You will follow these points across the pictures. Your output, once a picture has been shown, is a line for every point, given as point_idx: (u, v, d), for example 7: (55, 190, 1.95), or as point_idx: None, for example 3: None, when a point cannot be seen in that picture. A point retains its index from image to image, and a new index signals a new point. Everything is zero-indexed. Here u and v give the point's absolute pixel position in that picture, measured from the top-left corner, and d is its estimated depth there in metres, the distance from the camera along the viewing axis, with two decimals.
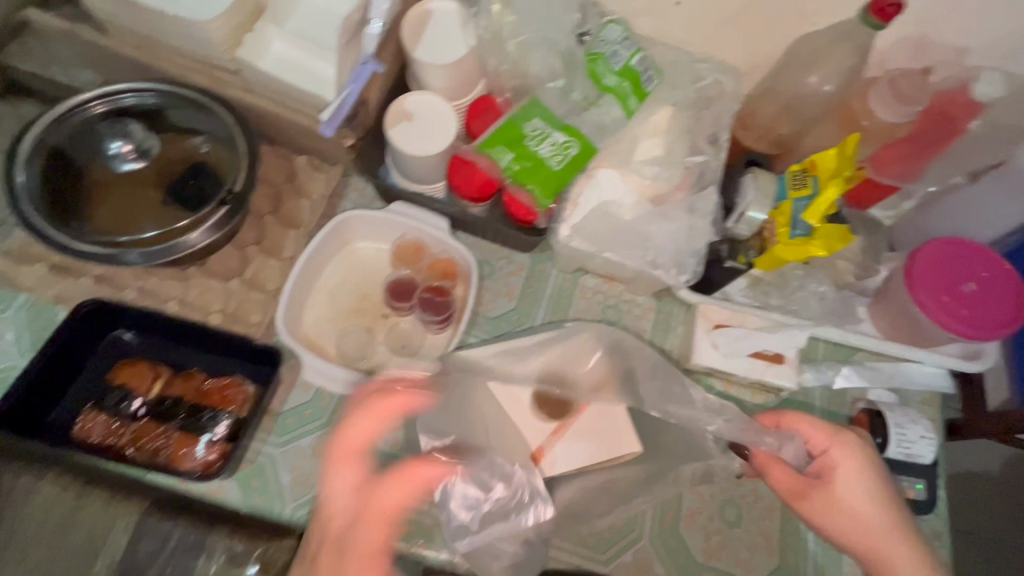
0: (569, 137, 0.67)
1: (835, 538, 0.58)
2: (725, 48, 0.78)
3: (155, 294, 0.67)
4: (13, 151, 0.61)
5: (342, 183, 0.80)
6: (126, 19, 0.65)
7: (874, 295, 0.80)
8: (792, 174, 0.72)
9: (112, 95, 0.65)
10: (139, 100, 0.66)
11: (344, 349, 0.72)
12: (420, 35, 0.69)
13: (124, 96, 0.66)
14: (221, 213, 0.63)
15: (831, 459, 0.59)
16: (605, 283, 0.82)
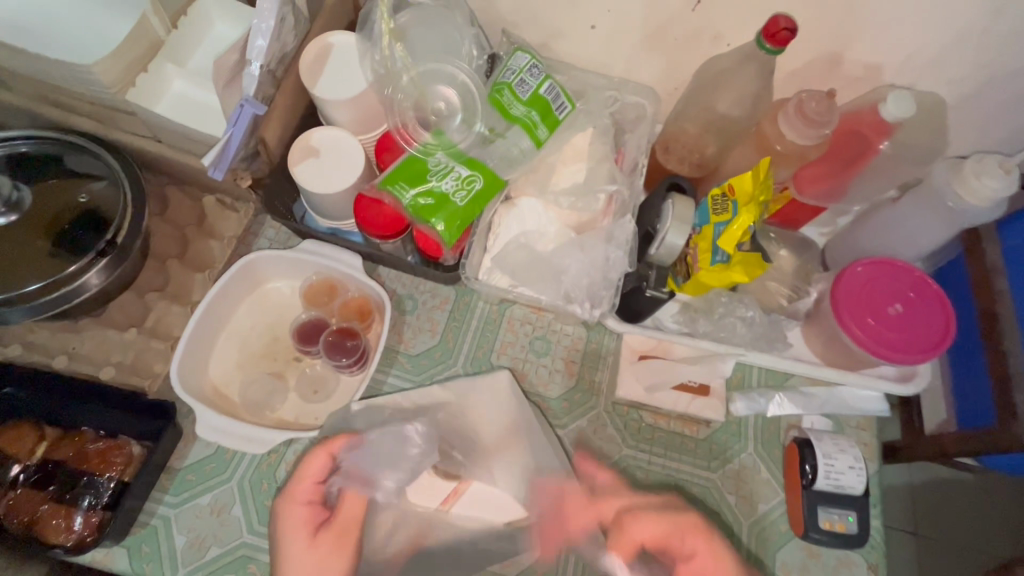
0: (473, 171, 0.65)
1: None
2: (642, 71, 0.77)
3: (47, 348, 0.65)
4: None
5: (255, 221, 0.77)
6: (9, 66, 0.63)
7: (805, 317, 0.78)
8: (713, 198, 0.70)
9: None
10: (9, 149, 0.65)
11: (251, 397, 0.68)
12: (320, 69, 0.67)
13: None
14: (104, 262, 0.61)
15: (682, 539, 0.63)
16: (533, 313, 0.79)
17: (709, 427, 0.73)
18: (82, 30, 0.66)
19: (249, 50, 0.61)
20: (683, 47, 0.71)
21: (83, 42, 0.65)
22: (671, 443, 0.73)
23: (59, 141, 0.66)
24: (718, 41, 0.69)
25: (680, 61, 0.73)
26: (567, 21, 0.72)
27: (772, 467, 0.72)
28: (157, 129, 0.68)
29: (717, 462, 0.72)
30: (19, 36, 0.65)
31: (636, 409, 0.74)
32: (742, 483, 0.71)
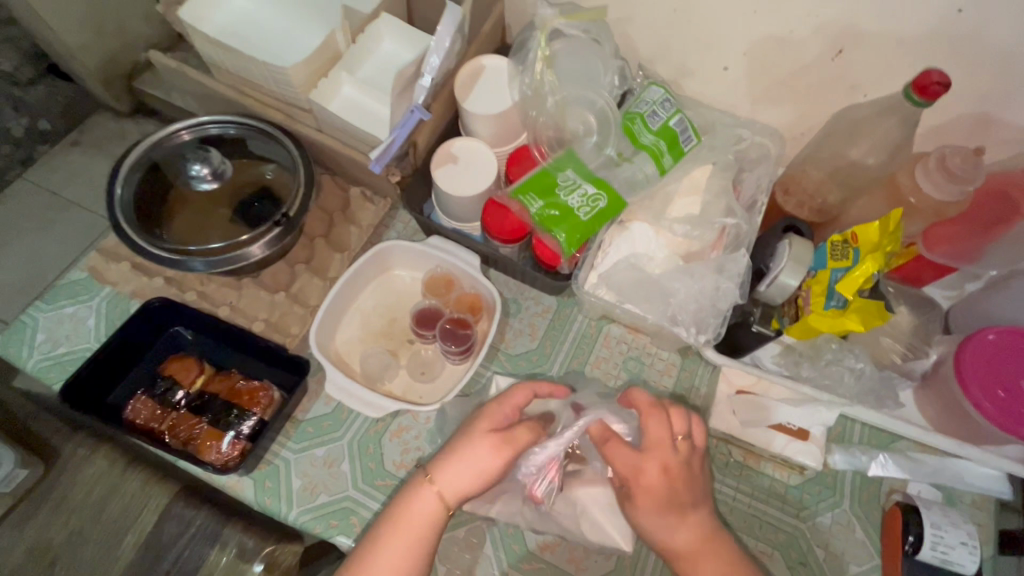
0: (599, 189, 0.70)
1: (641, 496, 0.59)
2: (770, 114, 0.79)
3: (212, 299, 0.76)
4: (115, 170, 0.72)
5: (389, 215, 0.86)
6: (225, 64, 0.77)
7: (921, 379, 0.74)
8: (832, 244, 0.69)
9: (200, 125, 0.76)
10: (222, 130, 0.76)
11: (367, 369, 0.76)
12: (472, 87, 0.76)
13: (210, 126, 0.76)
14: (273, 233, 0.70)
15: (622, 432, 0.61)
16: (630, 333, 0.81)
17: (802, 475, 0.72)
18: (286, 45, 0.81)
19: (423, 66, 0.71)
20: (818, 93, 0.72)
21: (278, 49, 0.80)
22: (760, 484, 0.72)
23: (257, 128, 0.77)
24: (854, 91, 0.70)
25: (811, 108, 0.75)
26: (702, 61, 0.76)
27: (868, 528, 0.69)
28: (325, 126, 0.78)
29: (807, 512, 0.70)
30: (236, 41, 0.79)
31: (725, 443, 0.73)
32: (833, 538, 0.69)
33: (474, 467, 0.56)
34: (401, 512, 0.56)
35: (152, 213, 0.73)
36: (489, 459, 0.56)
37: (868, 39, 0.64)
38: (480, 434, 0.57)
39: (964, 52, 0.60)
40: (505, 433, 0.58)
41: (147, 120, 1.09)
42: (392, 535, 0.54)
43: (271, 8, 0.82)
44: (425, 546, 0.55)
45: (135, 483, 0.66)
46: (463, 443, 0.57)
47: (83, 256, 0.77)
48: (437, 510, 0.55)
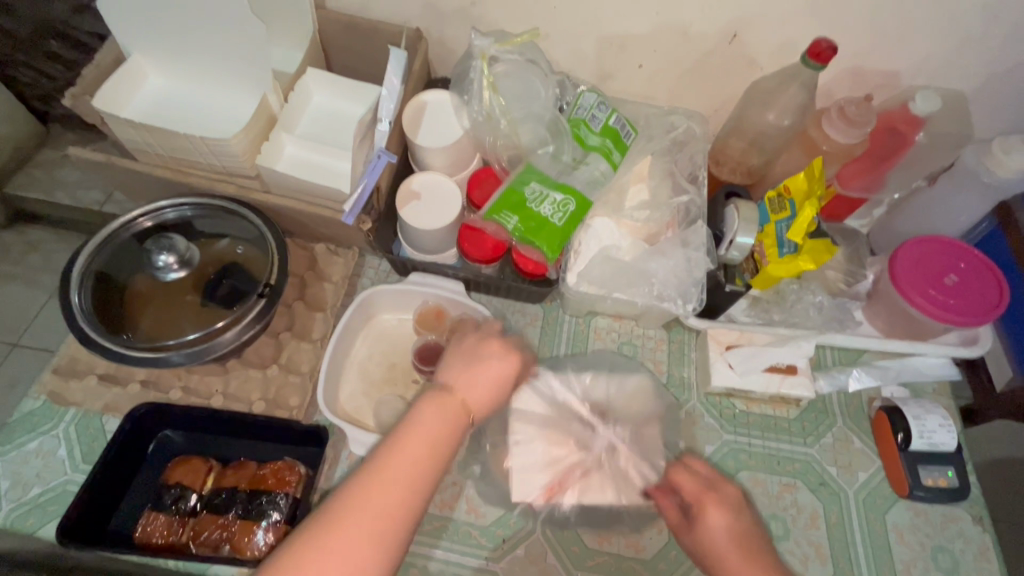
0: (567, 195, 0.74)
1: (716, 565, 0.58)
2: (688, 99, 0.88)
3: (198, 391, 0.71)
4: (66, 279, 0.67)
5: (359, 264, 0.85)
6: (157, 147, 0.73)
7: (867, 297, 0.85)
8: (770, 199, 0.79)
9: (156, 210, 0.73)
10: (179, 214, 0.74)
11: (381, 420, 0.74)
12: (419, 124, 0.79)
13: (166, 210, 0.74)
14: (259, 307, 0.68)
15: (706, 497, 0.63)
16: (616, 321, 0.87)
17: (799, 406, 0.79)
18: (217, 116, 0.79)
19: (380, 111, 0.74)
20: (727, 72, 0.82)
21: (211, 121, 0.77)
22: (767, 424, 0.79)
23: (214, 205, 0.75)
24: (755, 65, 0.80)
25: (722, 88, 0.85)
26: (619, 62, 0.85)
27: (863, 436, 0.78)
28: (277, 189, 0.76)
29: (812, 437, 0.78)
30: (164, 121, 0.76)
31: (727, 396, 0.80)
32: (839, 454, 0.77)
33: (490, 378, 0.62)
34: (418, 419, 0.56)
35: (116, 316, 0.68)
36: (503, 369, 0.63)
37: (758, 22, 0.74)
38: (492, 351, 0.64)
39: (837, 20, 0.72)
40: (512, 370, 0.64)
41: (37, 221, 1.16)
42: (415, 433, 0.55)
43: (192, 83, 0.80)
44: (437, 457, 0.55)
45: None
46: (485, 355, 0.63)
47: (35, 382, 0.69)
48: (458, 419, 0.58)
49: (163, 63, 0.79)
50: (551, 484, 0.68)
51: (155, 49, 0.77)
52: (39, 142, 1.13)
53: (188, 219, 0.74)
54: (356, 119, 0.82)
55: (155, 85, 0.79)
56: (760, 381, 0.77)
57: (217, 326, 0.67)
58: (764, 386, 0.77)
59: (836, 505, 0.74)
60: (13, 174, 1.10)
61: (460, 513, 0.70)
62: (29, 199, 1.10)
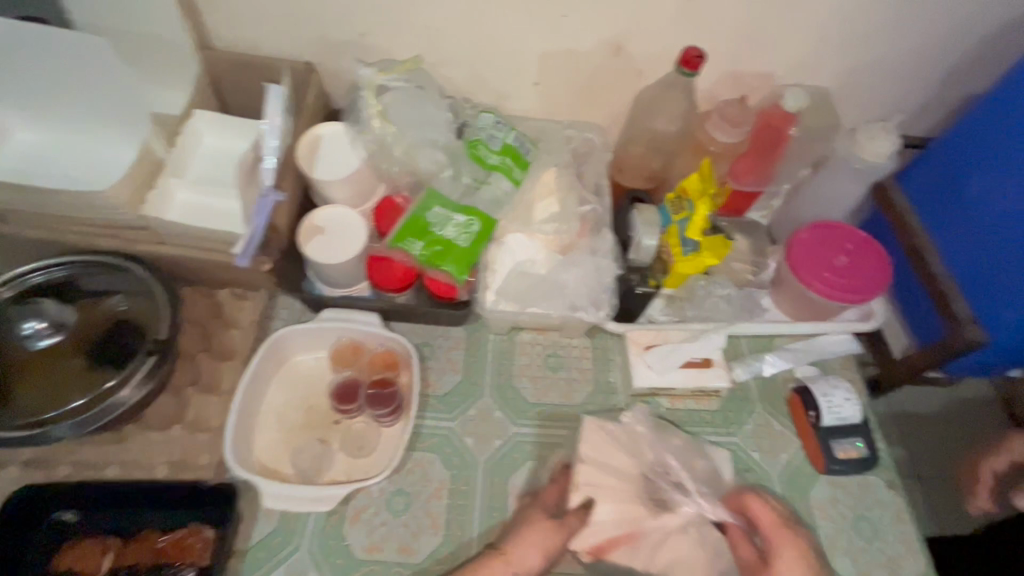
0: (470, 216, 0.74)
1: None
2: (587, 112, 0.91)
3: (92, 463, 0.65)
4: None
5: (269, 306, 0.82)
6: (29, 206, 0.68)
7: (771, 285, 0.89)
8: (670, 202, 0.82)
9: (19, 276, 0.69)
10: (48, 276, 0.70)
11: (300, 467, 0.71)
12: (314, 159, 0.77)
13: (32, 275, 0.69)
14: (150, 363, 0.64)
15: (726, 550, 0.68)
16: (540, 334, 0.87)
17: (719, 397, 0.82)
18: (94, 166, 0.74)
19: (262, 148, 0.71)
20: (617, 83, 0.86)
21: (86, 172, 0.73)
22: (692, 419, 0.80)
23: (89, 262, 0.71)
24: (641, 76, 0.84)
25: (616, 98, 0.88)
26: (515, 83, 0.87)
27: (782, 418, 0.81)
28: (169, 237, 0.73)
29: (735, 426, 0.80)
30: (39, 178, 0.72)
31: (653, 395, 0.81)
32: (761, 439, 0.79)
33: (537, 538, 0.67)
34: None
35: None
36: (553, 537, 0.68)
37: (635, 35, 0.78)
38: (533, 531, 0.68)
39: (705, 30, 0.77)
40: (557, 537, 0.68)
41: None
42: None
43: (66, 134, 0.75)
44: None
45: None
46: (533, 534, 0.68)
47: None
48: None
49: (33, 115, 0.74)
50: (603, 540, 0.69)
51: (24, 100, 0.73)
52: None
53: (67, 279, 0.70)
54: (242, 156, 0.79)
55: (25, 140, 0.74)
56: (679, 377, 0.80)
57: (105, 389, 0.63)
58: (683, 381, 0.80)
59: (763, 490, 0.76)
60: None
61: (390, 554, 0.67)
62: None
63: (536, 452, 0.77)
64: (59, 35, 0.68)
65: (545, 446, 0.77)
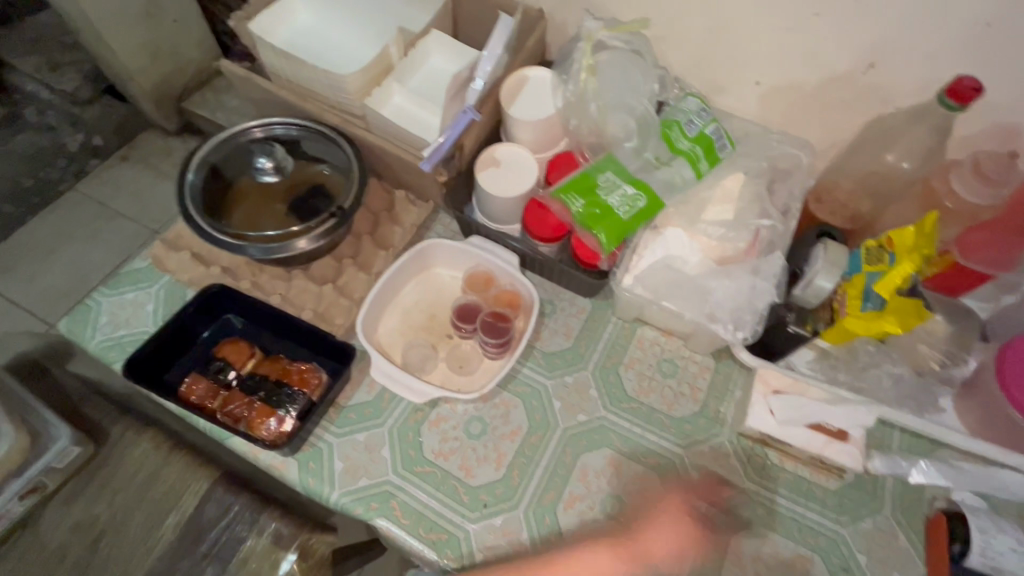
0: (639, 191, 0.72)
1: None
2: (803, 126, 0.83)
3: (264, 288, 0.79)
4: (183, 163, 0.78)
5: (430, 218, 0.90)
6: (288, 73, 0.83)
7: (961, 387, 0.74)
8: (866, 248, 0.72)
9: (268, 124, 0.82)
10: (286, 131, 0.82)
11: (407, 361, 0.78)
12: (516, 97, 0.82)
13: (277, 127, 0.83)
14: (330, 223, 0.74)
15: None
16: (663, 337, 0.84)
17: (841, 479, 0.71)
18: (345, 57, 0.87)
19: (476, 71, 0.79)
20: (850, 102, 0.76)
21: (337, 59, 0.86)
22: (798, 487, 0.71)
23: (316, 130, 0.82)
24: (883, 101, 0.74)
25: (843, 117, 0.78)
26: (736, 76, 0.82)
27: (912, 536, 0.68)
28: (375, 129, 0.83)
29: (848, 517, 0.69)
30: (303, 53, 0.86)
31: (762, 444, 0.74)
32: (875, 544, 0.67)
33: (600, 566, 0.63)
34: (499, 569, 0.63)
35: (214, 202, 0.77)
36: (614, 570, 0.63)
37: (896, 52, 0.69)
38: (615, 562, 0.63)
39: (993, 64, 0.65)
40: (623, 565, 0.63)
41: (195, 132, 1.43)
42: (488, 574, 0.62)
43: (331, 26, 0.89)
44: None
45: (181, 463, 0.78)
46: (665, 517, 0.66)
47: (147, 246, 0.82)
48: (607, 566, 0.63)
49: (315, 3, 0.88)
50: None
51: None
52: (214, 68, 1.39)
53: (300, 138, 0.83)
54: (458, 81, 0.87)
55: (303, 22, 0.89)
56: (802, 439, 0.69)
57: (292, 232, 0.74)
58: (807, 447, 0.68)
59: None
60: (191, 93, 1.39)
61: (453, 467, 0.70)
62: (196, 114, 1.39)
63: (616, 443, 0.75)
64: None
65: (627, 442, 0.75)
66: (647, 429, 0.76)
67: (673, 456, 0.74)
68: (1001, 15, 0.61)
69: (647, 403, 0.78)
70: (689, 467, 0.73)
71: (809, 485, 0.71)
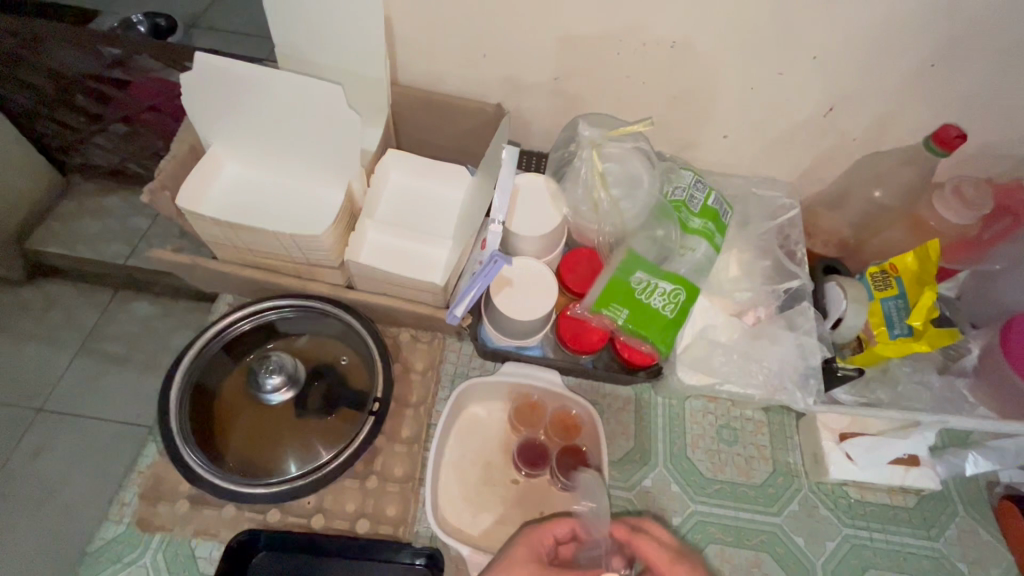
0: (677, 284, 0.69)
1: None
2: (771, 167, 0.86)
3: (294, 509, 0.65)
4: (170, 437, 0.63)
5: (440, 350, 0.80)
6: (242, 244, 0.69)
7: (974, 374, 0.81)
8: (872, 276, 0.78)
9: (256, 312, 0.72)
10: (280, 314, 0.73)
11: (487, 530, 0.69)
12: (515, 209, 0.76)
13: (267, 311, 0.72)
14: (370, 427, 0.65)
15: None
16: (710, 402, 0.82)
17: (916, 494, 0.76)
18: (297, 205, 0.74)
19: (496, 210, 0.70)
20: (817, 143, 0.80)
21: (289, 211, 0.73)
22: (885, 515, 0.75)
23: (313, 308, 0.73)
24: (845, 137, 0.78)
25: (812, 155, 0.82)
26: (704, 133, 0.82)
27: (988, 527, 0.75)
28: (365, 283, 0.73)
29: (935, 530, 0.74)
30: (245, 214, 0.71)
31: (841, 484, 0.76)
32: (966, 547, 0.73)
33: None
34: None
35: (215, 434, 0.67)
36: None
37: (854, 97, 0.73)
38: None
39: (939, 94, 0.71)
40: None
41: (55, 282, 1.19)
42: None
43: (265, 171, 0.75)
44: None
45: None
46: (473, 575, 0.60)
47: (121, 505, 0.64)
48: None
49: (240, 150, 0.74)
50: None
51: (234, 135, 0.73)
52: (58, 194, 1.23)
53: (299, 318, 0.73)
54: (447, 209, 0.80)
55: (232, 174, 0.75)
56: (877, 472, 0.74)
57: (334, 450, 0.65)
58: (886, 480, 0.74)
59: None
60: (30, 233, 1.18)
61: None
62: (50, 253, 1.18)
63: (719, 535, 0.73)
64: (293, 85, 0.67)
65: (728, 530, 0.73)
66: (740, 507, 0.75)
67: (774, 527, 0.73)
68: (943, 58, 0.67)
69: (728, 481, 0.76)
70: (792, 533, 0.73)
71: (895, 511, 0.75)
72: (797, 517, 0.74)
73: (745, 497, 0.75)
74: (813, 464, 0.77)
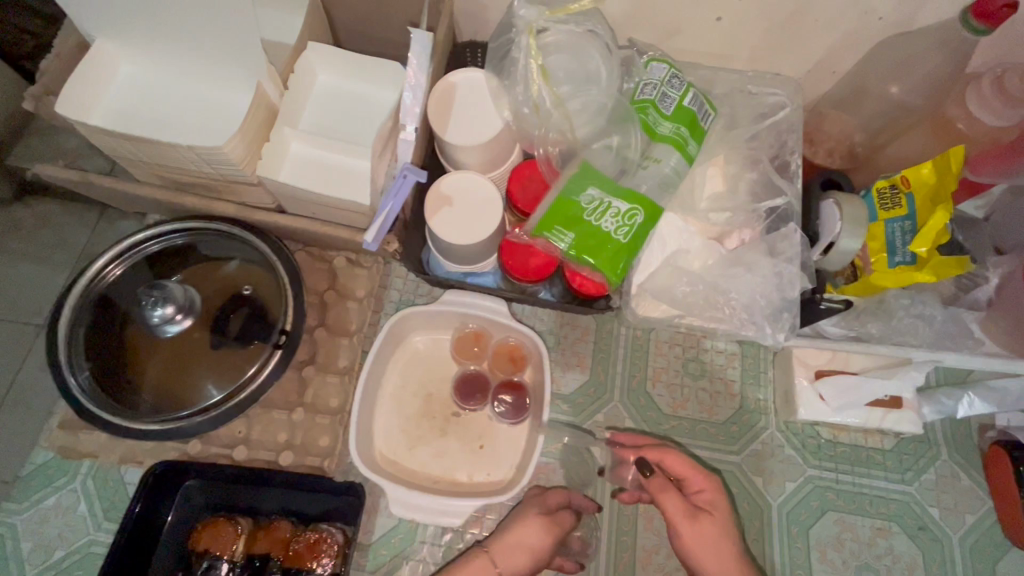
0: (632, 204, 0.59)
1: None
2: (774, 59, 0.70)
3: (220, 440, 0.64)
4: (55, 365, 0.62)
5: (384, 274, 0.74)
6: (138, 156, 0.61)
7: (988, 307, 0.70)
8: (878, 191, 0.66)
9: (138, 245, 0.67)
10: (165, 244, 0.68)
11: (422, 463, 0.67)
12: (448, 114, 0.65)
13: (149, 243, 0.67)
14: (278, 356, 0.64)
15: (709, 495, 0.59)
16: (682, 333, 0.74)
17: (896, 437, 0.69)
18: (205, 113, 0.65)
19: (405, 117, 0.62)
20: (832, 26, 0.64)
21: (194, 120, 0.64)
22: (858, 457, 0.69)
23: (207, 231, 0.68)
24: (870, 16, 0.62)
25: (825, 42, 0.66)
26: (690, 15, 0.66)
27: (970, 471, 0.68)
28: (285, 203, 0.65)
29: (911, 474, 0.68)
30: (143, 125, 0.63)
31: (812, 424, 0.70)
32: (942, 492, 0.67)
33: None
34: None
35: (113, 367, 0.64)
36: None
37: None
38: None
39: None
40: None
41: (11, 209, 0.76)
42: None
43: (170, 72, 0.65)
44: None
45: None
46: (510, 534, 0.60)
47: (48, 433, 0.64)
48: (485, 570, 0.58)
49: (133, 46, 0.64)
50: None
51: (121, 27, 0.62)
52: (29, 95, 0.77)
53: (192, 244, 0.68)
54: (376, 113, 0.68)
55: (133, 76, 0.65)
56: (853, 413, 0.67)
57: (250, 374, 0.63)
58: (862, 421, 0.67)
59: (937, 552, 0.65)
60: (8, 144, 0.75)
61: None
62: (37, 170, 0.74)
63: None
64: None
65: None
66: (699, 446, 0.70)
67: (731, 466, 0.69)
68: None
69: (691, 418, 0.71)
70: (751, 474, 0.68)
71: (869, 454, 0.69)
72: (760, 456, 0.69)
73: (708, 436, 0.70)
74: (785, 403, 0.70)
